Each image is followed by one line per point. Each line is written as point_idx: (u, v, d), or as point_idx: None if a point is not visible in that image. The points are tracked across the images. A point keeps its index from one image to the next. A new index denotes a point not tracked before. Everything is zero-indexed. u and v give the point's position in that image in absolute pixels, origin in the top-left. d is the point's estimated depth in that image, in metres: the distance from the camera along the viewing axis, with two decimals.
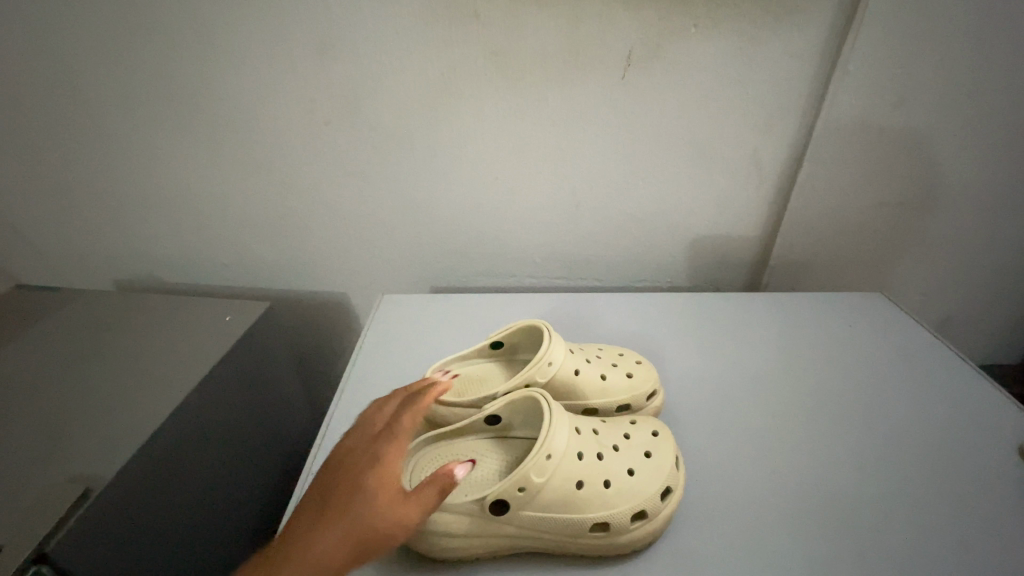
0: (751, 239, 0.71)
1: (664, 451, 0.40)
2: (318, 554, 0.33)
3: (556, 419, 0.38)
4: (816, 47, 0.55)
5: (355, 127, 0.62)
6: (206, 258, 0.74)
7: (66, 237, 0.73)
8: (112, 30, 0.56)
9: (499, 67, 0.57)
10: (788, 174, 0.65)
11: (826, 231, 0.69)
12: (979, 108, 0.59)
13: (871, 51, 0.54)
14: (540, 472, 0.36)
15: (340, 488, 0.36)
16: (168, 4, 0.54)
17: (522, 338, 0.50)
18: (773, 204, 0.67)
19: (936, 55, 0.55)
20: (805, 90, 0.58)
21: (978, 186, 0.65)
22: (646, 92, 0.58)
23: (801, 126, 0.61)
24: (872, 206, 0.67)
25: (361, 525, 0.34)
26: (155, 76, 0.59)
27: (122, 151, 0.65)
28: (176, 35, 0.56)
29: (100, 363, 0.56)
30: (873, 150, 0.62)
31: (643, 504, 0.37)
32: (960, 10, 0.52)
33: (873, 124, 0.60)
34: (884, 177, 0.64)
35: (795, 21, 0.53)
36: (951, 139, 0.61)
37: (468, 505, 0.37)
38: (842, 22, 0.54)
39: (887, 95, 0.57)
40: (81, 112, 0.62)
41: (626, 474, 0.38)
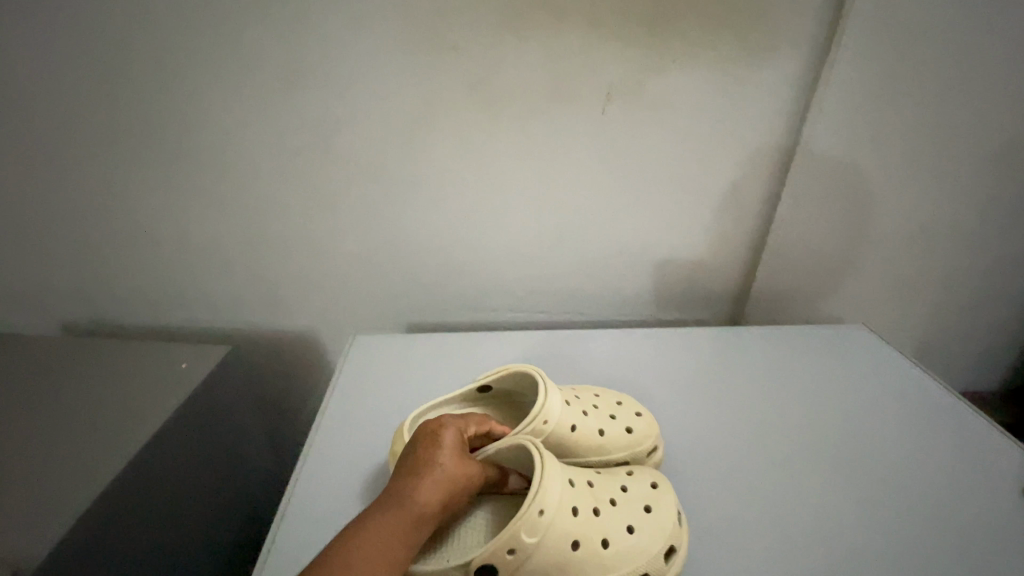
0: (732, 271, 0.70)
1: (664, 506, 0.38)
2: (413, 503, 0.35)
3: (549, 472, 0.35)
4: (792, 84, 0.56)
5: (329, 161, 0.59)
6: (165, 296, 0.70)
7: (10, 275, 0.68)
8: (72, 59, 0.53)
9: (478, 101, 0.56)
10: (766, 207, 0.65)
11: (804, 263, 0.69)
12: (946, 144, 0.60)
13: (843, 89, 0.55)
14: (531, 531, 0.33)
15: (417, 449, 0.38)
16: (137, 32, 0.52)
17: (513, 382, 0.47)
18: (753, 237, 0.67)
19: (904, 94, 0.56)
20: (782, 125, 0.59)
21: (948, 220, 0.67)
22: (626, 126, 0.58)
23: (778, 158, 0.61)
24: (849, 238, 0.67)
25: (447, 477, 0.36)
26: (118, 105, 0.56)
27: (76, 183, 0.61)
28: (142, 63, 0.53)
29: (38, 417, 0.50)
30: (849, 184, 0.62)
31: (643, 567, 0.36)
32: (926, 52, 0.54)
33: (848, 159, 0.61)
34: (860, 210, 0.65)
35: (771, 59, 0.55)
36: (921, 173, 0.63)
37: (451, 573, 0.33)
38: (816, 60, 0.55)
39: (860, 131, 0.59)
40: (33, 143, 0.58)
41: (624, 532, 0.36)
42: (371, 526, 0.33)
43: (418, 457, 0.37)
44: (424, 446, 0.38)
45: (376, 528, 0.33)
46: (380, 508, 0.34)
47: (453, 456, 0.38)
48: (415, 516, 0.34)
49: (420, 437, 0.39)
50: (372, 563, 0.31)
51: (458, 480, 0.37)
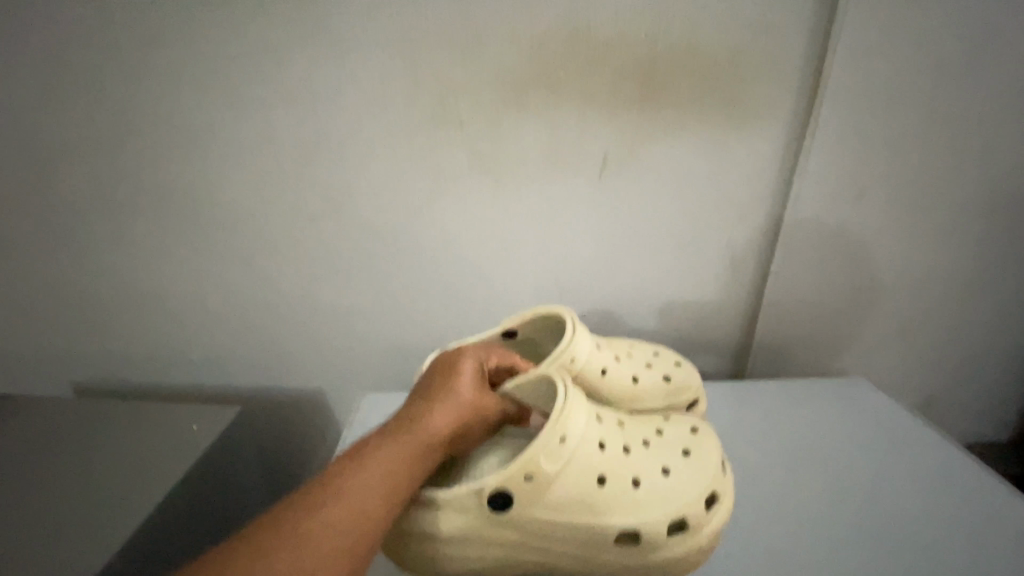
0: (732, 325, 0.71)
1: (703, 452, 0.38)
2: (427, 425, 0.36)
3: (574, 401, 0.36)
4: (778, 147, 0.60)
5: (341, 225, 0.63)
6: (177, 356, 0.71)
7: (30, 338, 0.70)
8: (109, 137, 0.58)
9: (482, 168, 0.59)
10: (762, 262, 0.67)
11: (803, 316, 0.70)
12: (931, 201, 0.63)
13: (826, 152, 0.59)
14: (552, 459, 0.34)
15: (435, 380, 0.40)
16: (168, 110, 0.57)
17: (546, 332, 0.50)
18: (750, 291, 0.69)
19: (885, 155, 0.60)
20: (771, 185, 0.62)
21: (943, 272, 0.68)
22: (622, 188, 0.61)
23: (769, 216, 0.64)
24: (845, 291, 0.69)
25: (462, 406, 0.38)
26: (147, 175, 0.60)
27: (100, 247, 0.64)
28: (171, 137, 0.58)
29: (46, 481, 0.51)
30: (840, 239, 0.65)
31: (682, 513, 0.35)
32: (901, 118, 0.57)
33: (837, 215, 0.63)
34: (853, 264, 0.67)
35: (756, 126, 0.58)
36: (910, 228, 0.64)
37: (464, 500, 0.34)
38: (799, 127, 0.59)
39: (845, 189, 0.61)
40: (66, 213, 0.62)
41: (659, 475, 0.36)
42: (386, 438, 0.35)
43: (437, 386, 0.39)
44: (441, 375, 0.40)
45: (391, 442, 0.34)
46: (395, 426, 0.36)
47: (469, 388, 0.39)
48: (429, 437, 0.35)
49: (438, 369, 0.41)
50: (380, 482, 0.32)
51: (473, 411, 0.38)
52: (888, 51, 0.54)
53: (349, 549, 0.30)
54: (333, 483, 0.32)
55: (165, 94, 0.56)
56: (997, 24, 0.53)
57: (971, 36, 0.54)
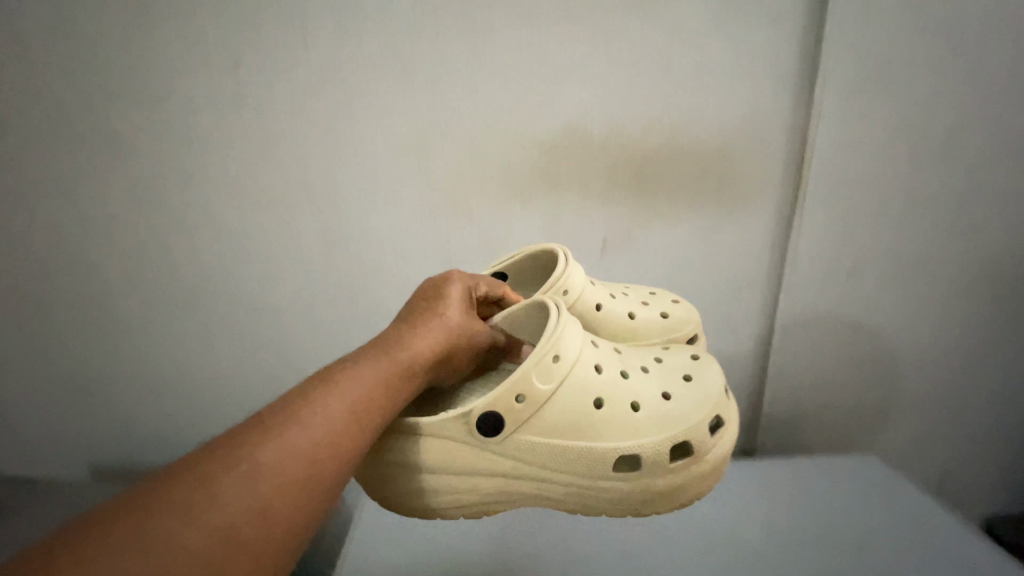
0: (742, 409, 0.70)
1: (704, 377, 0.36)
2: (411, 347, 0.32)
3: (568, 319, 0.33)
4: (769, 230, 0.61)
5: (342, 292, 0.64)
6: (190, 433, 0.72)
7: (53, 418, 0.72)
8: (139, 230, 0.62)
9: (490, 248, 0.62)
10: (760, 339, 0.67)
11: (807, 392, 0.69)
12: (934, 283, 0.63)
13: (814, 238, 0.61)
14: (544, 378, 0.31)
15: (423, 302, 0.37)
16: (176, 191, 0.60)
17: (532, 269, 0.48)
18: (756, 373, 0.68)
19: (877, 239, 0.61)
20: (765, 268, 0.63)
21: (959, 356, 0.66)
22: (621, 268, 0.64)
23: (763, 292, 0.65)
24: (856, 374, 0.68)
25: (448, 331, 0.34)
26: (173, 262, 0.63)
27: (106, 319, 0.66)
28: (178, 216, 0.61)
29: None
30: (842, 321, 0.65)
31: (686, 436, 0.33)
32: (888, 205, 0.59)
33: (834, 297, 0.64)
34: (859, 346, 0.66)
35: (745, 214, 0.61)
36: (915, 309, 0.64)
37: (451, 424, 0.32)
38: (787, 213, 0.61)
39: (837, 272, 0.62)
40: (95, 300, 0.65)
41: (659, 398, 0.34)
42: (362, 358, 0.30)
43: (424, 308, 0.36)
44: (429, 298, 0.37)
45: (369, 360, 0.30)
46: (373, 346, 0.31)
47: (456, 313, 0.36)
48: (413, 361, 0.31)
49: (426, 293, 0.38)
50: (364, 385, 0.28)
51: (463, 335, 0.35)
52: (859, 136, 0.57)
53: (321, 483, 0.24)
54: (298, 405, 0.26)
55: (175, 177, 0.59)
56: (962, 106, 0.56)
57: (939, 119, 0.56)
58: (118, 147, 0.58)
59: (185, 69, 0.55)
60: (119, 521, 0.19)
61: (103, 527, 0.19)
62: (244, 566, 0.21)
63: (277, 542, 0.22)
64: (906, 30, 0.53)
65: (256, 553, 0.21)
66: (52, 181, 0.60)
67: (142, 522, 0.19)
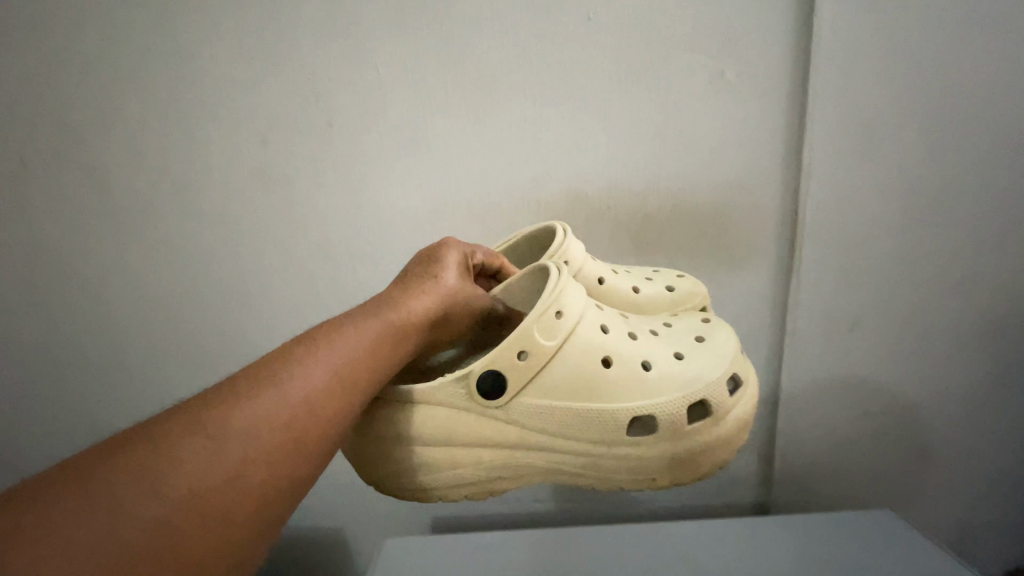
0: (759, 477, 0.64)
1: (717, 338, 0.38)
2: (405, 309, 0.34)
3: (569, 278, 0.35)
4: (770, 276, 0.56)
5: None
6: None
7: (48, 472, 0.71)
8: (131, 280, 0.61)
9: None
10: (766, 403, 0.61)
11: (823, 463, 0.62)
12: (973, 339, 0.56)
13: (818, 285, 0.55)
14: (551, 335, 0.34)
15: (421, 265, 0.38)
16: (152, 243, 0.59)
17: (529, 249, 0.48)
18: (764, 434, 0.62)
19: (895, 290, 0.55)
20: (768, 317, 0.57)
21: (1007, 418, 0.59)
22: None
23: (769, 352, 0.59)
24: (889, 441, 0.60)
25: (443, 294, 0.36)
26: (166, 312, 0.62)
27: (89, 369, 0.66)
28: (157, 267, 0.60)
29: None
30: (870, 382, 0.58)
31: (701, 394, 0.35)
32: (909, 254, 0.53)
33: (848, 351, 0.57)
34: (890, 412, 0.59)
35: (746, 261, 0.56)
36: (952, 369, 0.57)
37: (456, 385, 0.34)
38: (786, 256, 0.55)
39: (841, 321, 0.56)
40: (90, 348, 0.65)
41: (671, 357, 0.36)
42: (356, 319, 0.32)
43: (422, 271, 0.38)
44: (427, 262, 0.39)
45: (359, 321, 0.32)
46: (368, 306, 0.34)
47: (452, 276, 0.38)
48: (405, 324, 0.33)
49: (426, 256, 0.39)
50: (351, 347, 0.30)
51: (459, 299, 0.37)
52: (859, 179, 0.52)
53: (299, 440, 0.27)
54: (283, 365, 0.28)
55: (153, 229, 0.59)
56: (978, 156, 0.50)
57: (954, 170, 0.51)
58: (95, 201, 0.58)
59: (160, 124, 0.55)
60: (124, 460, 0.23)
61: (98, 463, 0.23)
62: (220, 509, 0.24)
63: (253, 491, 0.25)
64: (902, 77, 0.48)
65: (231, 498, 0.24)
66: (28, 236, 0.60)
67: (132, 463, 0.23)
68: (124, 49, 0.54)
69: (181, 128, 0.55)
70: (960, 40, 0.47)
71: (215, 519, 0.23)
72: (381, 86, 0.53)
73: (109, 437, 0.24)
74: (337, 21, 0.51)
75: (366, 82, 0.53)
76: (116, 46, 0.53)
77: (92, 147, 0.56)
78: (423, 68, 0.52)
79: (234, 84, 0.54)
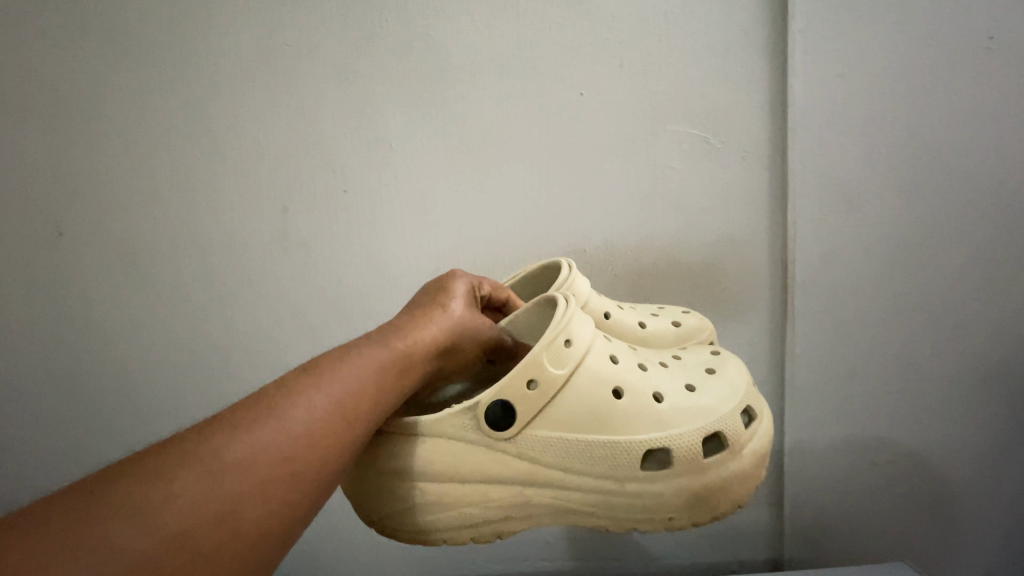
0: (769, 534, 0.61)
1: (727, 369, 0.38)
2: (411, 340, 0.35)
3: (576, 308, 0.36)
4: (765, 324, 0.56)
5: None
6: None
7: None
8: (142, 320, 0.64)
9: None
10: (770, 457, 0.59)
11: (836, 524, 0.59)
12: (981, 392, 0.54)
13: (813, 333, 0.55)
14: (559, 365, 0.34)
15: (431, 295, 0.40)
16: (171, 296, 0.63)
17: (534, 285, 0.49)
18: (772, 487, 0.59)
19: (894, 339, 0.54)
20: (765, 365, 0.57)
21: None
22: None
23: (770, 406, 0.58)
24: (904, 499, 0.57)
25: (450, 323, 0.37)
26: (172, 353, 0.64)
27: (94, 420, 0.67)
28: (173, 319, 0.63)
29: None
30: (875, 435, 0.56)
31: (717, 427, 0.34)
32: (902, 302, 0.53)
33: (849, 400, 0.56)
34: (901, 467, 0.57)
35: (740, 309, 0.56)
36: (963, 423, 0.55)
37: (462, 417, 0.34)
38: (780, 304, 0.56)
39: (838, 370, 0.56)
40: (93, 388, 0.66)
41: (682, 390, 0.36)
42: (364, 348, 0.33)
43: (431, 300, 0.39)
44: (436, 291, 0.40)
45: (362, 353, 0.33)
46: (373, 337, 0.35)
47: (460, 306, 0.39)
48: (408, 354, 0.34)
49: (436, 286, 0.41)
50: (357, 377, 0.31)
51: (465, 328, 0.38)
52: (844, 227, 0.53)
53: (294, 475, 0.27)
54: (283, 397, 0.29)
55: (172, 283, 0.62)
56: (961, 208, 0.51)
57: (938, 229, 0.52)
58: (120, 257, 0.62)
59: (188, 188, 0.60)
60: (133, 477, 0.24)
61: (95, 495, 0.23)
62: (210, 547, 0.24)
63: (246, 528, 0.25)
64: (874, 143, 0.51)
65: (222, 535, 0.24)
66: (53, 289, 0.63)
67: (124, 497, 0.23)
68: (160, 123, 0.59)
69: (206, 192, 0.60)
70: (929, 110, 0.50)
71: (204, 558, 0.24)
72: (391, 156, 0.58)
73: (107, 466, 0.25)
74: (352, 101, 0.57)
75: (377, 152, 0.58)
76: (155, 120, 0.59)
77: (124, 208, 0.61)
78: (429, 140, 0.57)
79: (259, 155, 0.59)
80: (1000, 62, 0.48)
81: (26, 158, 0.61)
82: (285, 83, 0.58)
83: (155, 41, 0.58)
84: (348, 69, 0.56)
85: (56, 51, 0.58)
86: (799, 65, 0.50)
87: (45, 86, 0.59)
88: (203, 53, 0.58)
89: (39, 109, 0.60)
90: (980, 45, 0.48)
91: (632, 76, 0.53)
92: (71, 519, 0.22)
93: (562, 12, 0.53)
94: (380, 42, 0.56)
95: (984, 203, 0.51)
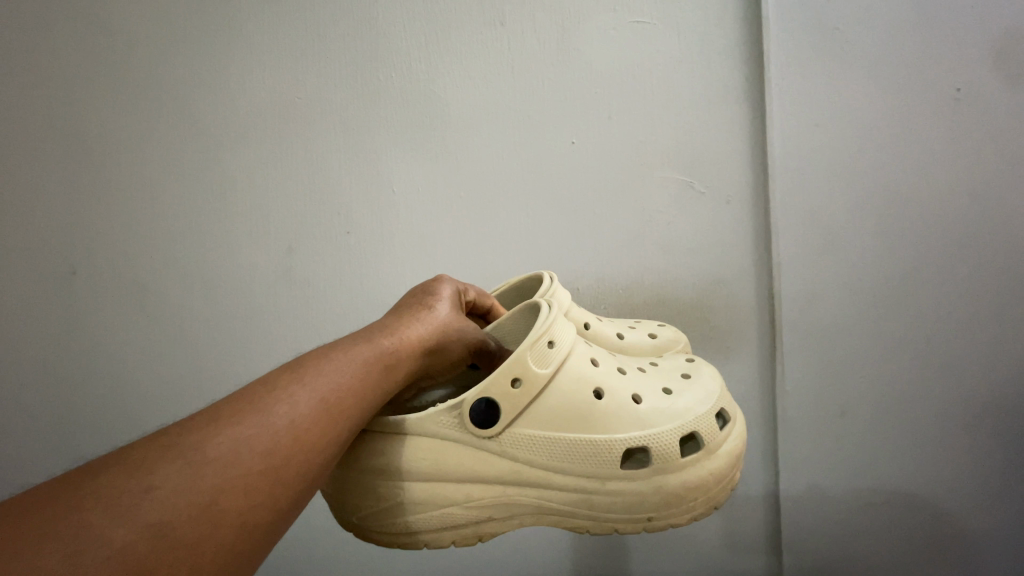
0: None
1: (702, 373, 0.39)
2: (398, 338, 0.35)
3: (558, 311, 0.36)
4: (756, 361, 0.56)
5: None
6: None
7: None
8: (138, 352, 0.64)
9: None
10: (764, 496, 0.58)
11: (834, 566, 0.57)
12: (974, 436, 0.53)
13: (802, 369, 0.55)
14: (543, 364, 0.34)
15: (417, 297, 0.41)
16: (169, 330, 0.63)
17: (517, 297, 0.49)
18: (766, 527, 0.58)
19: (883, 378, 0.54)
20: (758, 401, 0.57)
21: None
22: None
23: (762, 444, 0.57)
24: (900, 545, 0.56)
25: (437, 324, 0.38)
26: (164, 387, 0.64)
27: (87, 456, 0.66)
28: (171, 357, 0.64)
29: None
30: (866, 476, 0.56)
31: (694, 426, 0.34)
32: (887, 342, 0.54)
33: (840, 438, 0.56)
34: (896, 510, 0.55)
35: (731, 345, 0.56)
36: (957, 468, 0.54)
37: (445, 417, 0.34)
38: (769, 341, 0.56)
39: (829, 407, 0.55)
40: (84, 419, 0.66)
41: (660, 392, 0.36)
42: (348, 346, 0.33)
43: (418, 302, 0.40)
44: (423, 294, 0.41)
45: (348, 351, 0.33)
46: (359, 336, 0.34)
47: (445, 309, 0.39)
48: (393, 353, 0.34)
49: (421, 289, 0.42)
50: (343, 372, 0.31)
51: (452, 329, 0.38)
52: (827, 266, 0.54)
53: (278, 469, 0.27)
54: (267, 393, 0.29)
55: (171, 317, 0.63)
56: (941, 252, 0.52)
57: (918, 271, 0.53)
58: (121, 291, 0.63)
59: (192, 228, 0.62)
60: (116, 471, 0.23)
61: (76, 490, 0.22)
62: (190, 538, 0.23)
63: (228, 520, 0.24)
64: (852, 188, 0.53)
65: (204, 527, 0.23)
66: (54, 325, 0.65)
67: (104, 490, 0.22)
68: (170, 164, 0.62)
69: (208, 230, 0.62)
70: (903, 157, 0.52)
71: (186, 550, 0.23)
72: (391, 199, 0.59)
73: (90, 462, 0.24)
74: (353, 147, 0.59)
75: (376, 194, 0.59)
76: (165, 163, 0.62)
77: (128, 249, 0.63)
78: (426, 184, 0.59)
79: (262, 197, 0.61)
80: (968, 113, 0.51)
81: (40, 197, 0.63)
82: (289, 129, 0.60)
83: (168, 93, 0.61)
84: (349, 118, 0.59)
85: (76, 102, 0.62)
86: (776, 118, 0.53)
87: (67, 128, 0.63)
88: (215, 101, 0.60)
89: (55, 156, 0.63)
90: (951, 97, 0.51)
91: (623, 126, 0.56)
92: (47, 512, 0.21)
93: (555, 69, 0.56)
94: (383, 92, 0.58)
95: (962, 247, 0.52)
